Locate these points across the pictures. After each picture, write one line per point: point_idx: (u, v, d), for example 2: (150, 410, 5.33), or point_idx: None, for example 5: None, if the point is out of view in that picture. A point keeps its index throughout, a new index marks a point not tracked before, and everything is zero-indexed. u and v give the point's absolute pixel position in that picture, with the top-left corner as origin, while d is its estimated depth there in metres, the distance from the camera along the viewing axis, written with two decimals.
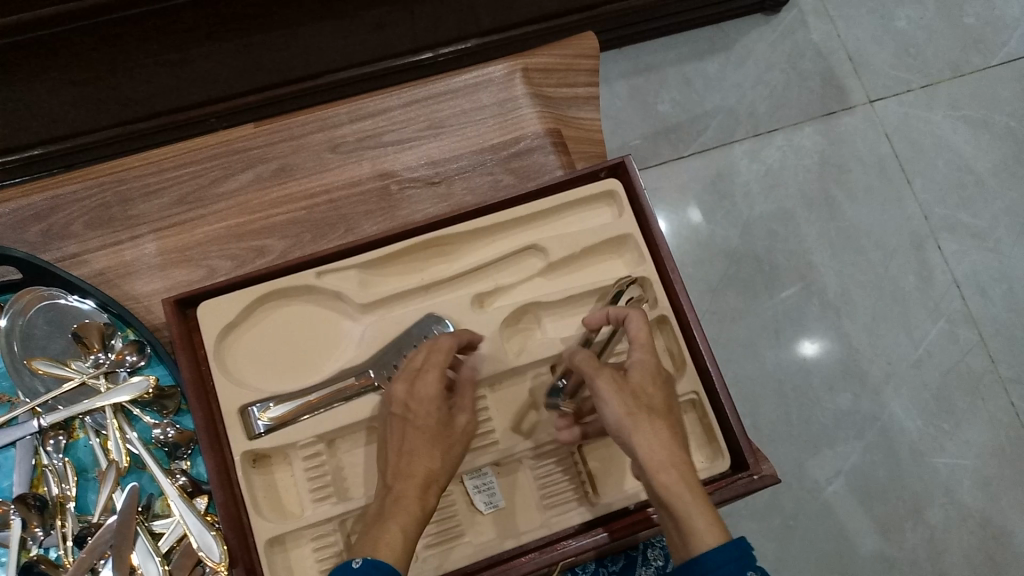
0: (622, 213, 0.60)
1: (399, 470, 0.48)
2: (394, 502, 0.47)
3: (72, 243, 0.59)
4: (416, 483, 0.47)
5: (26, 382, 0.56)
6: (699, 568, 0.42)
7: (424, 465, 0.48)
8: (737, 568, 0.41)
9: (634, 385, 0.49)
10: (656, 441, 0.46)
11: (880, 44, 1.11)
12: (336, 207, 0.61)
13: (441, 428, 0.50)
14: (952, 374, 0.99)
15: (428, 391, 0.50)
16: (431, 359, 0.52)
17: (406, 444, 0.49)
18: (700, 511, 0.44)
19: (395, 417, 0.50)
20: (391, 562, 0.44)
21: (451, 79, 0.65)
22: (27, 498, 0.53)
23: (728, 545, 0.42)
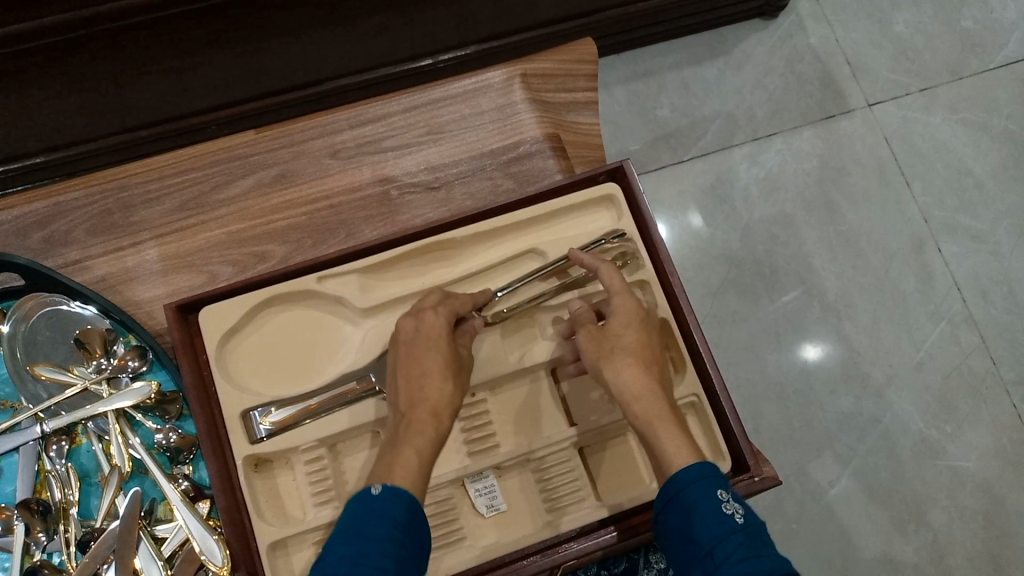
0: (621, 217, 0.60)
1: (412, 396, 0.50)
2: (408, 427, 0.49)
3: (75, 250, 0.60)
4: (428, 407, 0.50)
5: (28, 388, 0.56)
6: (670, 488, 0.44)
7: (435, 391, 0.50)
8: (707, 487, 0.44)
9: (615, 330, 0.52)
10: (629, 375, 0.50)
11: (878, 48, 1.11)
12: (336, 213, 0.62)
13: (450, 356, 0.52)
14: (953, 377, 0.99)
15: (435, 326, 0.53)
16: (442, 300, 0.54)
17: (416, 371, 0.51)
18: (669, 435, 0.47)
19: (402, 348, 0.52)
20: (406, 487, 0.46)
21: (451, 85, 0.65)
22: (30, 504, 0.53)
23: (700, 467, 0.45)
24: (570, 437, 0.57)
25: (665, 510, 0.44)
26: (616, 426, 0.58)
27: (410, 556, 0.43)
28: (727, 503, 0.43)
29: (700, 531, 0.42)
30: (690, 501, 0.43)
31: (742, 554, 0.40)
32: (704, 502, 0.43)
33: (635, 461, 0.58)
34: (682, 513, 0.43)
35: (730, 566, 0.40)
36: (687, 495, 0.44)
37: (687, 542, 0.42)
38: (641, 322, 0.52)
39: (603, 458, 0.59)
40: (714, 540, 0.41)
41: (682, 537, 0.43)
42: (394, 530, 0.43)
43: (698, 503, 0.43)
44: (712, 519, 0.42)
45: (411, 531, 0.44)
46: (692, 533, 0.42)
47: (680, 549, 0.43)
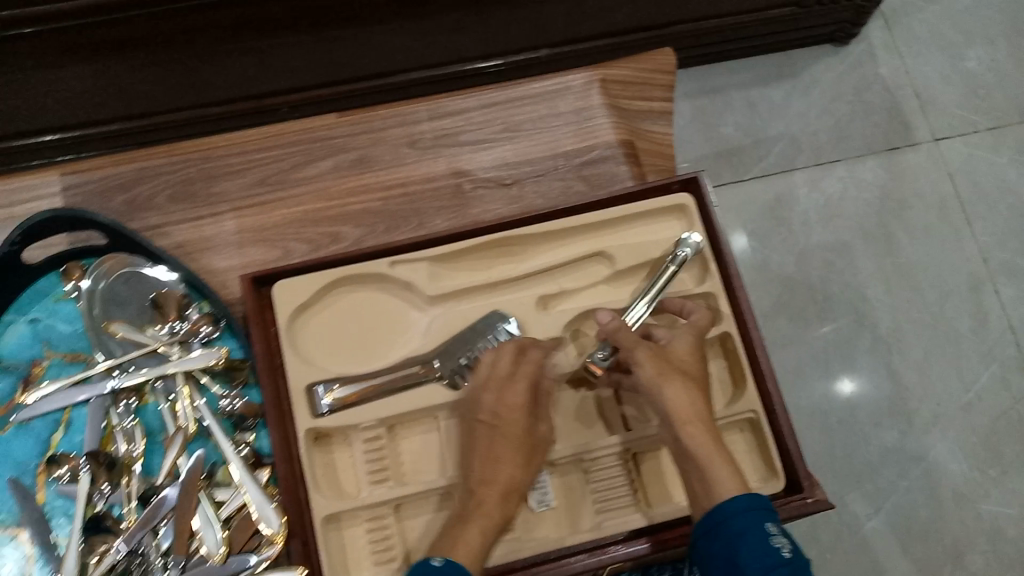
0: (692, 227, 0.61)
1: (483, 475, 0.51)
2: (474, 507, 0.50)
3: (156, 214, 0.61)
4: (497, 490, 0.51)
5: (104, 345, 0.58)
6: (716, 515, 0.46)
7: (509, 475, 0.51)
8: (755, 516, 0.45)
9: (675, 356, 0.52)
10: (686, 399, 0.50)
11: (949, 83, 1.11)
12: (410, 201, 0.63)
13: (526, 438, 0.52)
14: (1002, 421, 0.98)
15: (516, 398, 0.52)
16: (520, 369, 0.53)
17: (492, 451, 0.51)
18: (721, 462, 0.48)
19: (481, 425, 0.52)
20: (467, 565, 0.48)
21: (532, 84, 0.66)
22: (98, 455, 0.55)
23: (750, 497, 0.46)
24: (625, 441, 0.57)
25: (709, 537, 0.46)
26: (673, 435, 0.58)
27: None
28: (777, 537, 0.44)
29: (746, 560, 0.43)
30: (737, 530, 0.45)
31: None
32: (751, 533, 0.44)
33: None
34: (728, 541, 0.45)
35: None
36: (735, 522, 0.45)
37: (732, 569, 0.44)
38: (698, 350, 0.53)
39: (660, 465, 0.59)
40: (759, 571, 0.43)
41: (727, 564, 0.44)
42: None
43: (744, 531, 0.45)
44: (759, 550, 0.43)
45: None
46: (737, 561, 0.44)
47: (724, 575, 0.44)
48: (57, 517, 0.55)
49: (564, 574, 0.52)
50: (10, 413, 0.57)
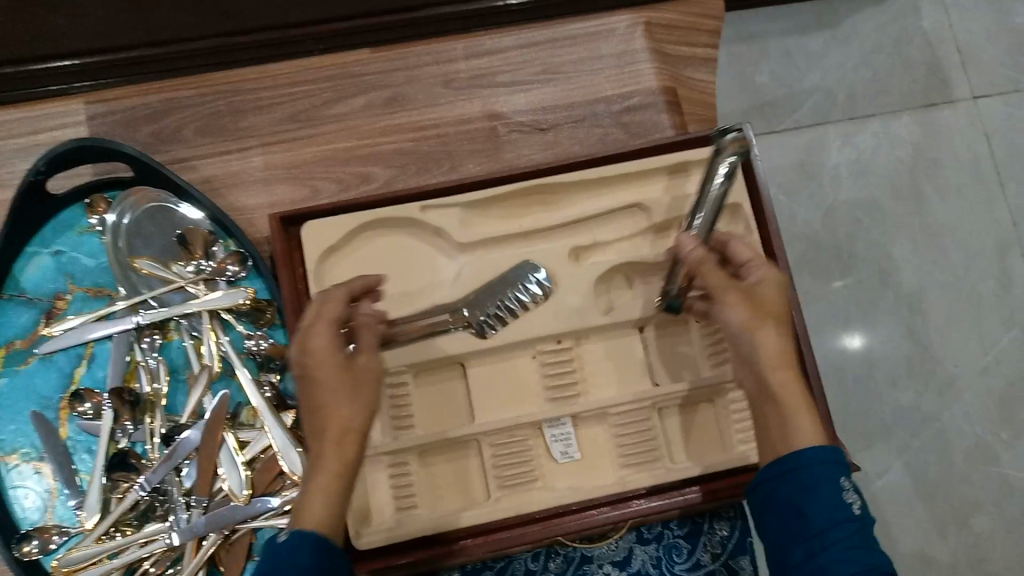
0: (733, 181, 0.59)
1: (313, 428, 0.43)
2: (315, 464, 0.43)
3: (182, 148, 0.60)
4: (330, 438, 0.43)
5: (129, 280, 0.57)
6: (794, 461, 0.45)
7: (337, 417, 0.43)
8: (832, 469, 0.44)
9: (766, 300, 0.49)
10: (779, 344, 0.48)
11: (993, 39, 1.07)
12: (443, 142, 0.61)
13: (346, 371, 0.44)
14: (1019, 386, 0.97)
15: (321, 338, 0.45)
16: (320, 311, 0.46)
17: (313, 400, 0.44)
18: (805, 410, 0.46)
19: (298, 378, 0.45)
20: (318, 529, 0.41)
21: (573, 25, 0.63)
22: (122, 392, 0.54)
23: (827, 447, 0.45)
24: (652, 397, 0.57)
25: (779, 480, 0.45)
26: (703, 391, 0.58)
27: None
28: (849, 492, 0.44)
29: (816, 511, 0.43)
30: (812, 479, 0.44)
31: (852, 544, 0.43)
32: (826, 485, 0.44)
33: (711, 429, 0.58)
34: (799, 489, 0.44)
35: (837, 553, 0.42)
36: (810, 473, 0.44)
37: (798, 516, 0.44)
38: (786, 293, 0.50)
39: (683, 421, 0.58)
40: (828, 523, 0.43)
41: (794, 510, 0.44)
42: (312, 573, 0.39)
43: (819, 484, 0.44)
44: (830, 503, 0.44)
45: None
46: (806, 511, 0.44)
47: (788, 520, 0.44)
48: (79, 453, 0.55)
49: (586, 528, 0.53)
50: (33, 346, 0.56)
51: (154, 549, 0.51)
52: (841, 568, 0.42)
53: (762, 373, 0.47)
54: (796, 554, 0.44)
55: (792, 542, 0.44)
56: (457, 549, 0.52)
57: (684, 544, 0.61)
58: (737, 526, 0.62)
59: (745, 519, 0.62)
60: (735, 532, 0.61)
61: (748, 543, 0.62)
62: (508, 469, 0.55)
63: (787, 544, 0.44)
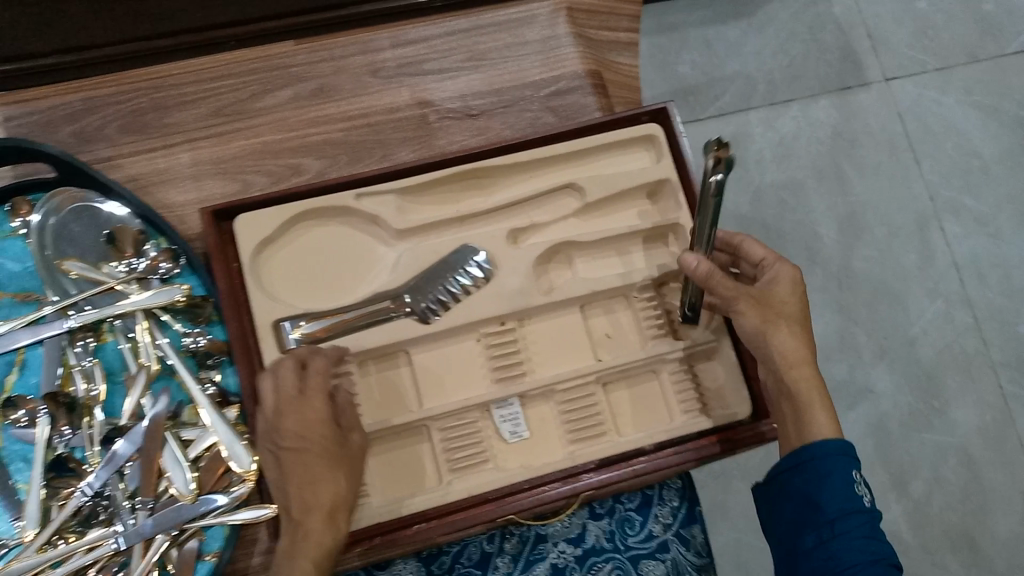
0: (661, 158, 0.61)
1: (303, 500, 0.48)
2: (305, 534, 0.47)
3: (106, 147, 0.58)
4: (322, 510, 0.48)
5: (57, 283, 0.55)
6: (807, 453, 0.49)
7: (331, 492, 0.48)
8: (843, 461, 0.49)
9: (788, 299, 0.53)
10: (792, 343, 0.52)
11: (899, 23, 1.12)
12: (374, 131, 0.61)
13: (338, 448, 0.50)
14: (945, 354, 1.01)
15: (315, 414, 0.50)
16: (311, 383, 0.50)
17: (306, 474, 0.48)
18: (822, 407, 0.51)
19: (287, 452, 0.49)
20: None
21: (496, 11, 0.64)
22: (58, 396, 0.53)
23: (844, 442, 0.49)
24: (596, 371, 0.58)
25: (795, 470, 0.50)
26: (644, 364, 0.59)
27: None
28: (860, 485, 0.49)
29: (827, 501, 0.48)
30: (824, 470, 0.49)
31: (861, 532, 0.47)
32: (840, 478, 0.48)
33: (658, 401, 0.59)
34: (813, 479, 0.49)
35: (849, 541, 0.47)
36: (822, 464, 0.49)
37: (811, 505, 0.49)
38: (799, 291, 0.53)
39: (628, 395, 0.59)
40: (840, 514, 0.48)
41: (808, 499, 0.49)
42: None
43: (831, 474, 0.48)
44: (842, 493, 0.48)
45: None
46: (818, 500, 0.48)
47: (802, 508, 0.49)
48: (15, 463, 0.53)
49: (539, 502, 0.53)
50: None
51: (100, 554, 0.50)
52: (852, 556, 0.47)
53: (781, 374, 0.52)
54: (807, 540, 0.48)
55: (806, 528, 0.49)
56: (412, 532, 0.52)
57: (636, 516, 0.62)
58: (685, 497, 0.63)
59: (691, 490, 0.64)
60: (683, 502, 0.63)
61: (697, 512, 0.63)
62: (458, 452, 0.55)
63: (801, 529, 0.49)
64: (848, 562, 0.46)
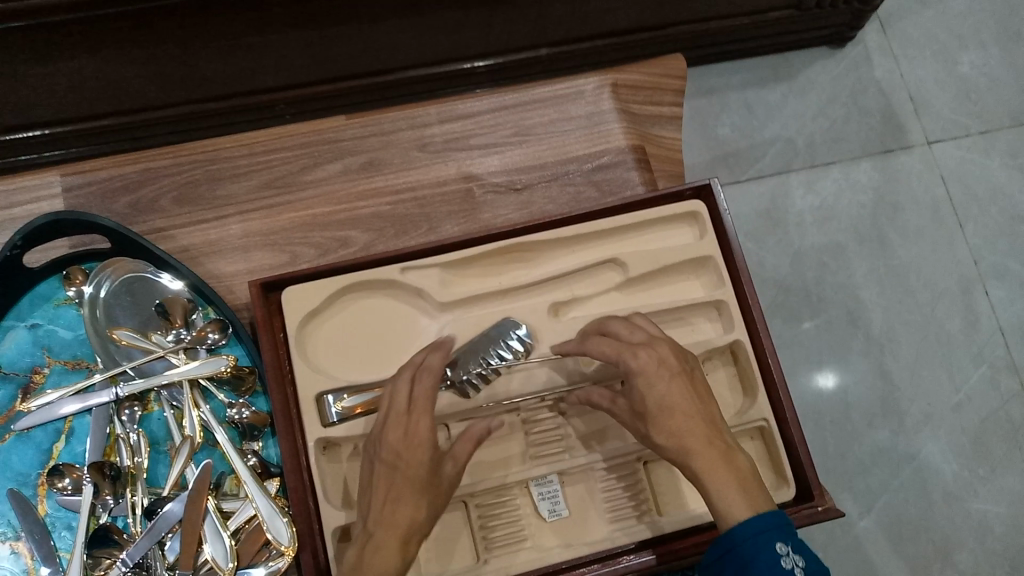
0: (705, 234, 0.60)
1: (381, 517, 0.45)
2: (373, 553, 0.44)
3: (160, 218, 0.60)
4: (397, 533, 0.45)
5: (107, 352, 0.57)
6: (725, 541, 0.44)
7: (407, 516, 0.45)
8: (766, 538, 0.44)
9: (653, 380, 0.48)
10: (671, 433, 0.47)
11: (942, 87, 1.11)
12: (421, 204, 0.62)
13: (427, 475, 0.47)
14: (990, 421, 0.99)
15: (418, 437, 0.47)
16: (420, 405, 0.49)
17: (392, 492, 0.46)
18: (722, 489, 0.45)
19: (384, 464, 0.47)
20: None
21: (542, 88, 0.65)
22: (103, 466, 0.54)
23: (760, 518, 0.44)
24: (638, 451, 0.57)
25: (722, 560, 0.45)
26: None
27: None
28: (788, 556, 0.44)
29: None
30: (746, 556, 0.44)
31: None
32: (762, 559, 0.43)
33: None
34: (739, 567, 0.44)
35: None
36: (745, 547, 0.44)
37: None
38: (662, 375, 0.49)
39: (671, 475, 0.58)
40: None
41: None
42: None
43: (755, 557, 0.43)
44: (772, 574, 0.43)
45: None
46: None
47: None
48: (59, 530, 0.54)
49: None
50: (10, 422, 0.56)
51: None
52: None
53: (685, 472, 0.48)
54: None
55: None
56: None
57: None
58: None
59: None
60: None
61: None
62: (496, 530, 0.56)
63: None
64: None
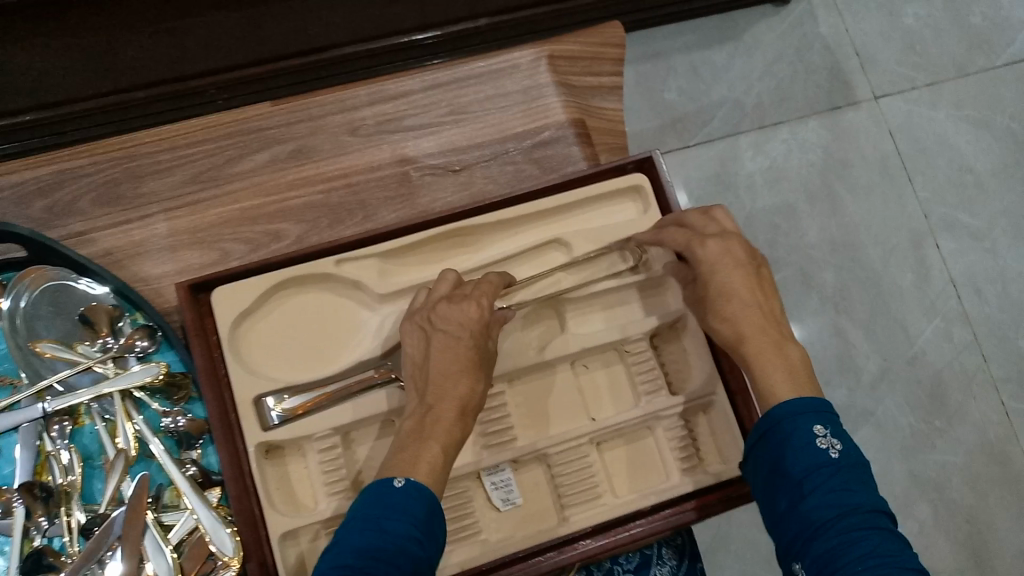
0: (648, 209, 0.59)
1: (441, 389, 0.48)
2: (433, 424, 0.47)
3: (79, 220, 0.57)
4: (456, 406, 0.48)
5: (31, 366, 0.54)
6: (767, 421, 0.44)
7: (466, 389, 0.48)
8: (805, 421, 0.43)
9: (719, 267, 0.50)
10: (735, 315, 0.49)
11: (887, 40, 1.10)
12: (355, 191, 0.59)
13: (480, 353, 0.50)
14: (946, 373, 1.00)
15: (476, 315, 0.50)
16: (479, 288, 0.52)
17: (452, 365, 0.48)
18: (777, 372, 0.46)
19: (444, 334, 0.49)
20: (429, 485, 0.44)
21: (477, 63, 0.62)
22: (33, 488, 0.51)
23: (801, 401, 0.44)
24: (589, 433, 0.56)
25: (761, 442, 0.44)
26: (638, 422, 0.57)
27: (427, 556, 0.42)
28: (823, 438, 0.42)
29: (791, 462, 0.42)
30: (784, 435, 0.43)
31: (833, 487, 0.41)
32: (798, 436, 0.43)
33: (654, 459, 0.57)
34: (775, 446, 0.43)
35: (819, 498, 0.40)
36: (784, 426, 0.43)
37: (777, 472, 0.43)
38: (727, 262, 0.50)
39: (622, 455, 0.57)
40: (804, 472, 0.41)
41: (773, 467, 0.43)
42: (412, 527, 0.42)
43: (791, 436, 0.43)
44: (806, 451, 0.42)
45: (430, 530, 0.43)
46: (783, 466, 0.42)
47: (770, 477, 0.43)
48: None
49: (532, 574, 0.50)
50: None
51: None
52: (822, 513, 0.40)
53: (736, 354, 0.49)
54: (780, 505, 0.42)
55: (778, 498, 0.43)
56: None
57: None
58: (686, 555, 0.60)
59: (693, 546, 0.61)
60: (685, 560, 0.60)
61: (699, 571, 0.60)
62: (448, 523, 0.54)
63: (775, 502, 0.43)
64: (820, 520, 0.40)
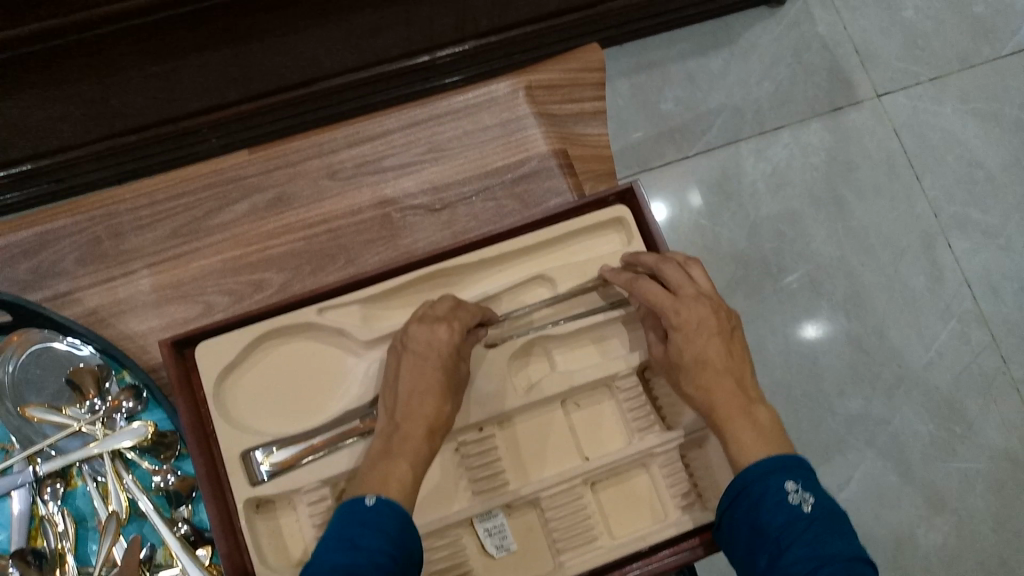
0: (632, 240, 0.58)
1: (409, 409, 0.48)
2: (402, 442, 0.46)
3: (64, 281, 0.57)
4: (424, 424, 0.47)
5: (21, 431, 0.54)
6: (739, 482, 0.44)
7: (434, 407, 0.48)
8: (776, 479, 0.43)
9: (692, 336, 0.49)
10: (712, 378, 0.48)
11: (888, 35, 1.08)
12: (335, 237, 0.59)
13: (449, 374, 0.50)
14: (964, 375, 0.98)
15: (448, 337, 0.50)
16: (456, 313, 0.52)
17: (421, 382, 0.48)
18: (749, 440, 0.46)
19: (412, 354, 0.50)
20: (401, 500, 0.44)
21: (452, 99, 0.62)
22: (26, 554, 0.51)
23: (770, 460, 0.44)
24: (584, 473, 0.55)
25: (735, 504, 0.44)
26: (632, 459, 0.56)
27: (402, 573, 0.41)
28: (795, 493, 0.42)
29: (767, 520, 0.41)
30: (757, 494, 0.43)
31: (808, 539, 0.40)
32: (769, 494, 0.42)
33: (650, 497, 0.56)
34: (750, 506, 0.43)
35: (796, 552, 0.39)
36: (756, 486, 0.43)
37: (755, 531, 0.42)
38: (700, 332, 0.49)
39: (617, 493, 0.56)
40: (781, 528, 0.41)
41: (751, 527, 0.42)
42: (387, 543, 0.41)
43: (764, 495, 0.42)
44: (779, 509, 0.41)
45: (405, 546, 0.42)
46: (759, 524, 0.42)
47: (749, 537, 0.42)
48: None
49: None
50: None
51: None
52: (800, 567, 0.39)
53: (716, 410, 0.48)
54: (760, 564, 0.41)
55: (758, 559, 0.41)
56: None
57: None
58: None
59: None
60: None
61: None
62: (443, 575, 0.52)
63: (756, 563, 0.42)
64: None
